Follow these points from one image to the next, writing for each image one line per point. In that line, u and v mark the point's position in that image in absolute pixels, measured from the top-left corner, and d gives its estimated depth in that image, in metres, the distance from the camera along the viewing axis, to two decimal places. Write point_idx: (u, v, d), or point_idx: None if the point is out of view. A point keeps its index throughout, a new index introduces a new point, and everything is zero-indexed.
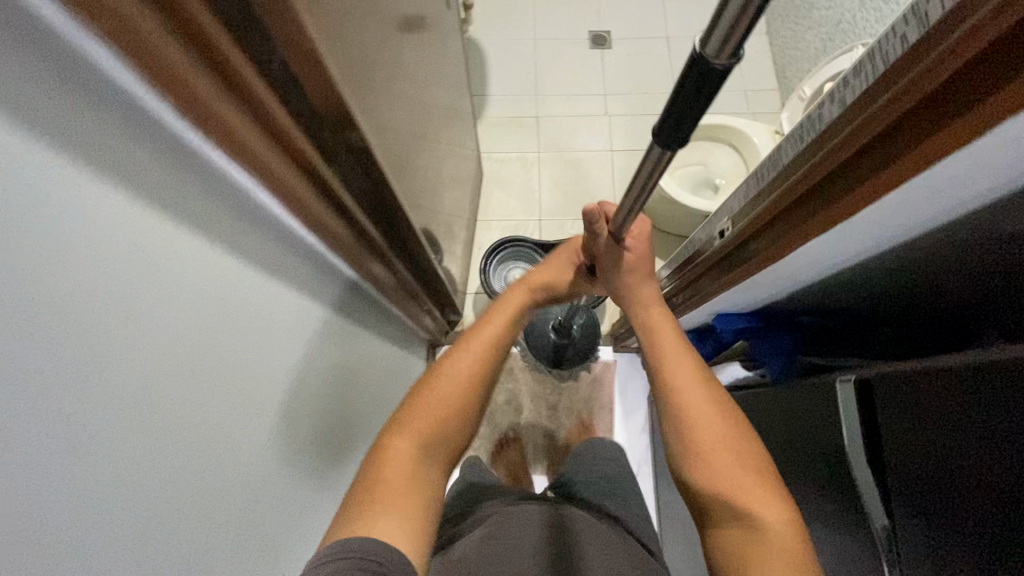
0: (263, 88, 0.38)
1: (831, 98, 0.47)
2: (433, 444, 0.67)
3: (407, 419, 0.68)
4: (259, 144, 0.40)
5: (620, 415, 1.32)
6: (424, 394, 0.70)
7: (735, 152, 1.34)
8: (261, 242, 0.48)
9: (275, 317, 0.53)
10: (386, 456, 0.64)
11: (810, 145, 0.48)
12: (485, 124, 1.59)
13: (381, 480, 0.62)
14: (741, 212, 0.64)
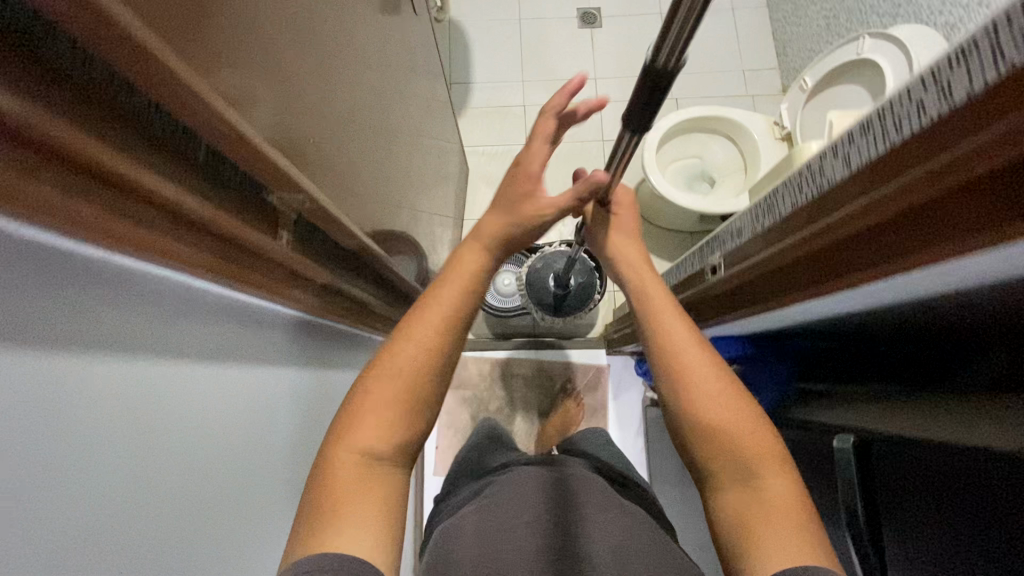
0: (173, 184, 0.32)
1: (835, 151, 0.41)
2: (387, 439, 0.54)
3: (366, 404, 0.55)
4: (194, 246, 0.37)
5: (613, 418, 1.29)
6: (367, 393, 0.55)
7: (731, 143, 1.27)
8: (205, 328, 0.45)
9: (236, 397, 0.49)
10: (331, 466, 0.52)
11: (818, 204, 0.43)
12: (469, 115, 1.51)
13: (330, 492, 0.51)
14: (733, 252, 0.59)
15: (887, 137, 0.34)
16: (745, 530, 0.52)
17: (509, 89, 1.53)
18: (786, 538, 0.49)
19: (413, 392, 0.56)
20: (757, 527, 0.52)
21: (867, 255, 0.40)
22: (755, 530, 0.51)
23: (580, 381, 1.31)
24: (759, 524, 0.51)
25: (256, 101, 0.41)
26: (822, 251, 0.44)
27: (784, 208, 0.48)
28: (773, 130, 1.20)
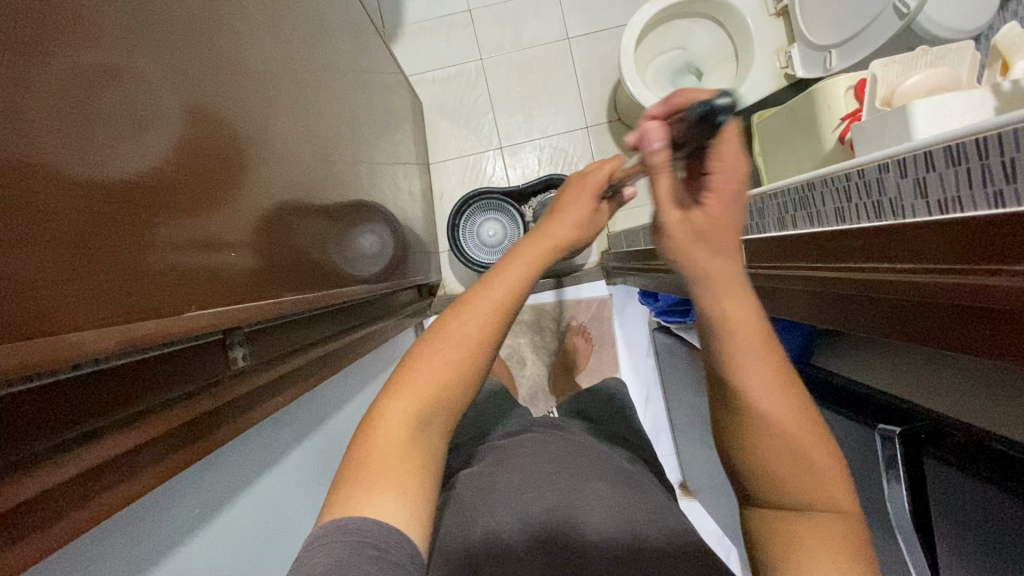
0: (93, 448, 0.28)
1: (901, 163, 0.33)
2: (440, 410, 0.49)
3: (416, 377, 0.49)
4: (166, 454, 0.33)
5: (621, 345, 1.28)
6: (428, 348, 0.51)
7: (717, 26, 1.10)
8: (192, 485, 0.40)
9: (249, 517, 0.47)
10: (380, 420, 0.47)
11: (866, 225, 0.36)
12: (407, 36, 1.29)
13: (371, 451, 0.45)
14: (756, 242, 0.51)
15: (991, 183, 0.26)
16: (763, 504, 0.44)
17: None
18: (818, 538, 0.40)
19: (469, 356, 0.51)
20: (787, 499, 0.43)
21: (879, 326, 0.34)
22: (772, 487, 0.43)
23: (583, 316, 1.28)
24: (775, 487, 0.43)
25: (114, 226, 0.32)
26: (854, 300, 0.36)
27: (827, 214, 0.40)
28: (765, 5, 1.02)
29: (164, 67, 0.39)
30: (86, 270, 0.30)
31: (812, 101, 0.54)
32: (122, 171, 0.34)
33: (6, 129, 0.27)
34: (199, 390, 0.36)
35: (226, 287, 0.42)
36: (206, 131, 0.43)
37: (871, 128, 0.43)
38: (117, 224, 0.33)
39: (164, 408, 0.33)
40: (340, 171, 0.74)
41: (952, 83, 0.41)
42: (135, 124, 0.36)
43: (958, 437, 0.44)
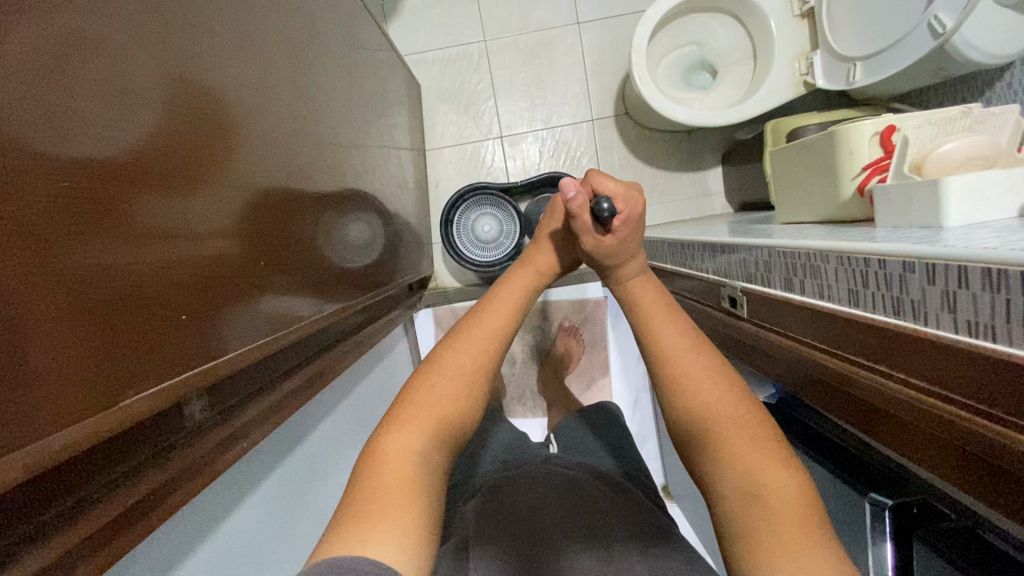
0: (14, 563, 0.26)
1: (926, 268, 0.29)
2: (438, 441, 0.53)
3: (407, 415, 0.53)
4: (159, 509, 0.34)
5: (613, 348, 1.26)
6: (425, 384, 0.56)
7: (737, 22, 1.03)
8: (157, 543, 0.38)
9: (222, 557, 0.45)
10: (382, 455, 0.50)
11: (868, 321, 0.34)
12: (407, 11, 1.21)
13: (374, 485, 0.47)
14: (760, 298, 0.48)
15: None
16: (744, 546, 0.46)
17: None
18: None
19: (464, 389, 0.57)
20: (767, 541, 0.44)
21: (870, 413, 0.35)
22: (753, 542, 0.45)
23: (576, 317, 1.26)
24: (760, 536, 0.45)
25: (84, 267, 0.30)
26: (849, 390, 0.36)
27: (837, 292, 0.37)
28: (790, 5, 0.95)
29: (133, 46, 0.35)
30: (35, 318, 0.27)
31: (833, 144, 0.50)
32: (78, 164, 0.31)
33: None
34: (149, 462, 0.35)
35: (207, 298, 0.40)
36: (182, 115, 0.39)
37: (896, 196, 0.39)
38: (74, 236, 0.30)
39: (107, 494, 0.31)
40: (329, 171, 0.69)
41: (989, 154, 0.37)
42: (103, 112, 0.33)
43: (951, 520, 0.43)
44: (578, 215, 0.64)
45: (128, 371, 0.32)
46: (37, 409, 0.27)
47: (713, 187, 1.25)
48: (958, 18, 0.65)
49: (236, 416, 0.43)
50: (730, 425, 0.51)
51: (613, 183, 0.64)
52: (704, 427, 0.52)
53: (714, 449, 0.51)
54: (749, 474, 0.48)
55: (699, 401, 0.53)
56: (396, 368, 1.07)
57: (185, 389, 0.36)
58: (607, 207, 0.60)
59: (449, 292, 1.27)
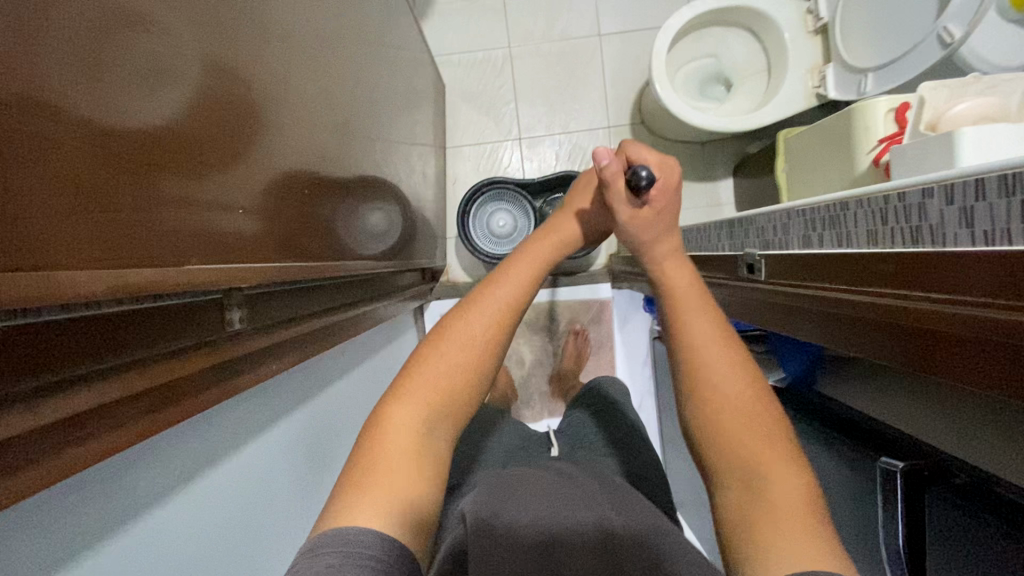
0: (98, 383, 0.27)
1: (942, 191, 0.32)
2: (442, 416, 0.50)
3: (441, 350, 0.53)
4: (204, 390, 0.35)
5: (620, 351, 1.27)
6: (433, 355, 0.53)
7: (753, 38, 1.08)
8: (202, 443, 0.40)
9: (253, 477, 0.46)
10: (387, 428, 0.47)
11: (886, 250, 0.36)
12: (438, 15, 1.27)
13: (377, 462, 0.45)
14: (776, 259, 0.50)
15: None
16: (745, 541, 0.45)
17: None
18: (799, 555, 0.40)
19: (478, 355, 0.54)
20: (767, 528, 0.44)
21: (873, 347, 0.37)
22: (755, 542, 0.44)
23: (585, 318, 1.27)
24: (761, 530, 0.44)
25: (171, 143, 0.33)
26: (856, 325, 0.38)
27: (856, 236, 0.39)
28: (804, 21, 1.00)
29: (179, 16, 0.35)
30: (60, 266, 0.26)
31: (849, 120, 0.53)
32: (112, 125, 0.29)
33: (72, 42, 0.27)
34: (192, 347, 0.35)
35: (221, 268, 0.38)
36: (231, 78, 0.41)
37: (912, 153, 0.42)
38: (118, 185, 0.29)
39: (153, 360, 0.31)
40: (357, 143, 0.72)
41: (1000, 112, 0.40)
42: (142, 76, 0.32)
43: (961, 479, 0.43)
44: (614, 182, 0.69)
45: (189, 261, 0.34)
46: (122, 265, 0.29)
47: (724, 198, 1.28)
48: (967, 27, 0.69)
49: (268, 333, 0.45)
50: (744, 425, 0.51)
51: (649, 152, 0.68)
52: (719, 416, 0.52)
53: (726, 441, 0.51)
54: (758, 469, 0.48)
55: (714, 389, 0.54)
56: (404, 354, 1.08)
57: (238, 281, 0.38)
58: (644, 174, 0.64)
59: (460, 286, 1.28)
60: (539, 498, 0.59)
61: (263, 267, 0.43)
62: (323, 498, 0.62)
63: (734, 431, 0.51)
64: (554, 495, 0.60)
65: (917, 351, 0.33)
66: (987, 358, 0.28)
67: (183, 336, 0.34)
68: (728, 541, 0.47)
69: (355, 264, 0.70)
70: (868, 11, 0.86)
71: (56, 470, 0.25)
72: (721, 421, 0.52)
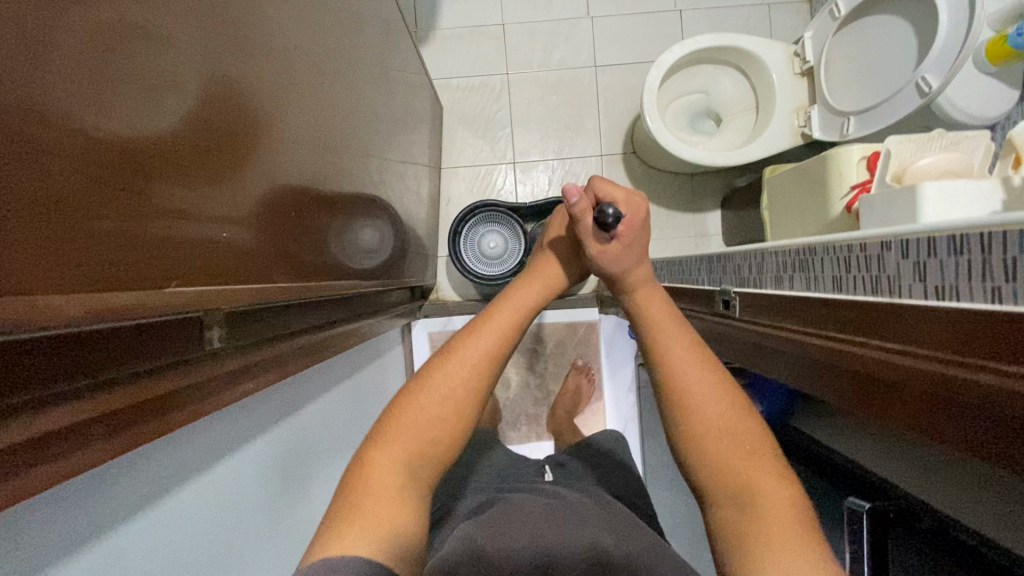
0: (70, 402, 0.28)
1: (899, 246, 0.33)
2: (424, 456, 0.54)
3: (422, 398, 0.57)
4: (183, 408, 0.36)
5: (605, 376, 1.28)
6: (415, 399, 0.57)
7: (742, 76, 1.12)
8: (173, 461, 0.40)
9: (225, 496, 0.46)
10: (370, 469, 0.51)
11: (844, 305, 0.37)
12: (438, 40, 1.29)
13: (361, 497, 0.48)
14: (751, 296, 0.51)
15: (988, 279, 0.27)
16: (743, 559, 0.45)
17: (484, 6, 1.29)
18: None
19: (455, 400, 0.57)
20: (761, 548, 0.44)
21: (837, 393, 0.38)
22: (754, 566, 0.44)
23: (572, 342, 1.27)
24: (760, 550, 0.44)
25: (167, 167, 0.35)
26: (820, 371, 0.39)
27: (823, 281, 0.41)
28: (791, 63, 1.03)
29: (184, 36, 0.36)
30: (51, 282, 0.26)
31: (825, 166, 0.55)
32: (110, 139, 0.30)
33: (80, 70, 0.28)
34: (162, 369, 0.34)
35: (211, 281, 0.39)
36: (234, 106, 0.42)
37: (881, 202, 0.43)
38: (110, 211, 0.30)
39: (124, 382, 0.31)
40: (351, 166, 0.73)
41: (962, 169, 0.42)
42: (146, 95, 0.33)
43: (925, 522, 0.44)
44: (583, 218, 0.72)
45: (178, 282, 0.36)
46: (114, 287, 0.30)
47: (711, 229, 1.30)
48: (944, 78, 0.72)
49: (247, 352, 0.45)
50: (729, 441, 0.52)
51: (614, 188, 0.73)
52: (699, 429, 0.54)
53: (703, 450, 0.53)
54: (738, 467, 0.50)
55: (693, 407, 0.55)
56: (388, 371, 1.08)
57: (220, 302, 0.39)
58: (611, 213, 0.68)
59: (449, 306, 1.29)
60: (518, 524, 0.60)
61: (247, 287, 0.44)
62: (299, 517, 0.61)
63: (714, 469, 0.51)
64: (535, 520, 0.61)
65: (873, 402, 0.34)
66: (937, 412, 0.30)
67: (159, 357, 0.35)
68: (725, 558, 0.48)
69: (343, 282, 0.70)
70: (851, 57, 0.90)
71: (25, 489, 0.25)
72: (705, 438, 0.53)
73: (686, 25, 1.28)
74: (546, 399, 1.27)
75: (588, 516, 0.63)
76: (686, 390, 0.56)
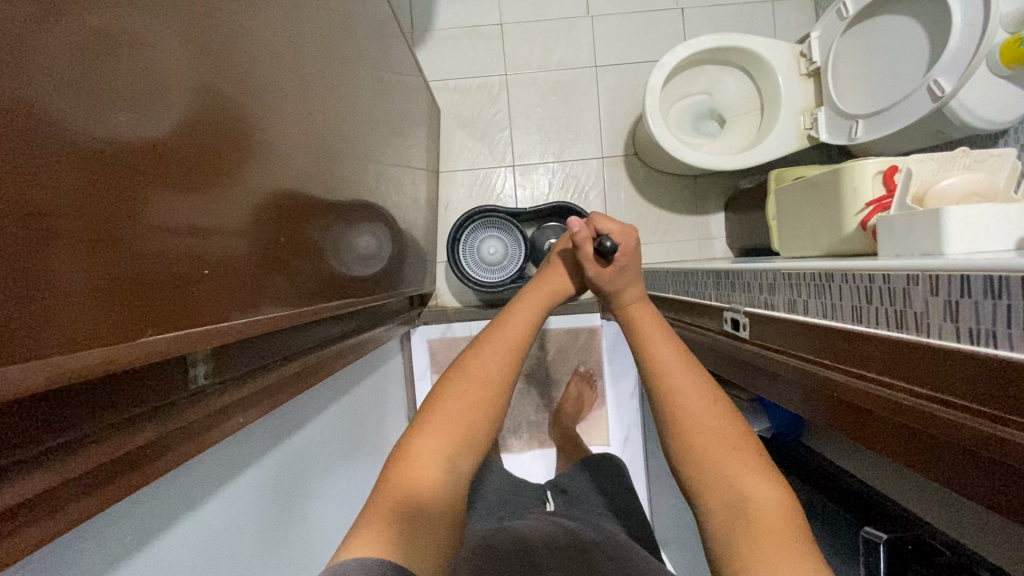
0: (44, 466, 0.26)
1: (927, 281, 0.31)
2: (464, 446, 0.52)
3: (463, 386, 0.56)
4: (167, 460, 0.34)
5: (608, 383, 1.26)
6: (455, 389, 0.55)
7: (746, 76, 1.09)
8: (161, 505, 0.38)
9: (216, 535, 0.44)
10: (411, 459, 0.49)
11: (864, 335, 0.35)
12: (434, 41, 1.27)
13: (402, 489, 0.46)
14: (761, 319, 0.49)
15: None
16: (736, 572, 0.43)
17: (481, 6, 1.26)
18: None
19: (493, 390, 0.57)
20: (750, 551, 0.44)
21: (859, 430, 0.36)
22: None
23: (574, 349, 1.25)
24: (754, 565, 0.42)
25: (154, 197, 0.32)
26: (840, 405, 0.37)
27: (842, 310, 0.39)
28: (797, 63, 1.00)
29: (168, 59, 0.34)
30: (20, 341, 0.24)
31: (837, 181, 0.53)
32: (90, 176, 0.28)
33: (56, 104, 0.26)
34: (144, 417, 0.33)
35: (200, 312, 0.37)
36: (225, 126, 0.40)
37: (899, 225, 0.41)
38: (86, 256, 0.28)
39: (106, 434, 0.30)
40: (345, 178, 0.71)
41: (986, 190, 0.40)
42: (127, 124, 0.31)
43: (945, 557, 0.42)
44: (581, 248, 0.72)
45: (160, 321, 0.33)
46: (86, 336, 0.28)
47: (715, 232, 1.28)
48: (957, 83, 0.69)
49: (237, 385, 0.43)
50: (716, 439, 0.51)
51: (611, 222, 0.71)
52: (695, 449, 0.51)
53: (700, 469, 0.50)
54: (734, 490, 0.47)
55: (690, 426, 0.53)
56: (386, 382, 1.05)
57: (206, 339, 0.37)
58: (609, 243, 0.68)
59: (449, 313, 1.27)
60: (509, 547, 0.58)
61: (234, 320, 0.41)
62: (295, 544, 0.59)
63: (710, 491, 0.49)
64: (530, 548, 0.59)
65: (900, 443, 0.32)
66: (975, 460, 0.28)
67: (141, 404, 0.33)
68: (716, 559, 0.46)
69: (337, 298, 0.68)
70: (861, 59, 0.87)
71: None
72: (700, 450, 0.51)
73: (688, 24, 1.25)
74: (548, 406, 1.25)
75: (587, 543, 0.61)
76: (684, 411, 0.54)
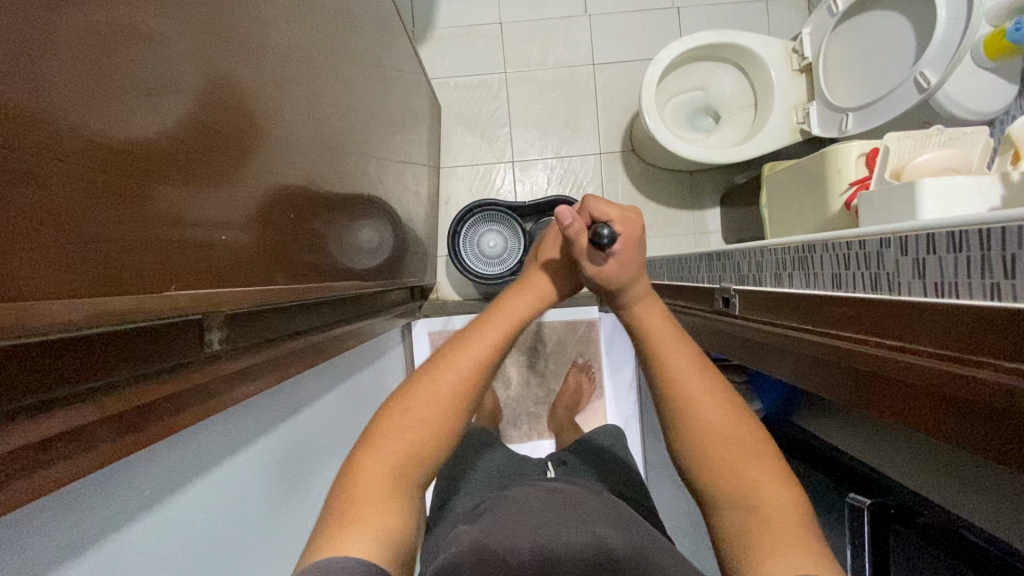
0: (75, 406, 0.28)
1: (898, 243, 0.33)
2: (420, 458, 0.49)
3: (421, 393, 0.52)
4: (184, 415, 0.36)
5: (606, 374, 1.28)
6: (415, 395, 0.51)
7: (740, 72, 1.12)
8: (178, 462, 0.40)
9: (226, 495, 0.46)
10: (358, 476, 0.46)
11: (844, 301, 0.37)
12: (435, 40, 1.29)
13: (353, 496, 0.44)
14: (751, 294, 0.51)
15: (988, 276, 0.27)
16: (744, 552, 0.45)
17: (481, 6, 1.29)
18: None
19: (464, 392, 0.53)
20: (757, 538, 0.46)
21: (838, 389, 0.38)
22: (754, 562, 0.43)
23: (573, 341, 1.27)
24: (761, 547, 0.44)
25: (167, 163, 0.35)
26: (822, 367, 0.39)
27: (822, 277, 0.41)
28: (789, 59, 1.03)
29: (180, 37, 0.36)
30: (44, 284, 0.26)
31: (824, 163, 0.55)
32: (111, 139, 0.30)
33: (77, 68, 0.28)
34: (164, 372, 0.35)
35: (213, 277, 0.39)
36: (233, 103, 0.42)
37: (879, 199, 0.44)
38: (109, 213, 0.30)
39: (131, 383, 0.32)
40: (349, 167, 0.73)
41: (960, 165, 0.43)
42: (144, 93, 0.33)
43: (927, 517, 0.44)
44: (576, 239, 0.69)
45: (176, 281, 0.35)
46: (110, 287, 0.30)
47: (711, 226, 1.30)
48: (942, 74, 0.71)
49: (247, 353, 0.45)
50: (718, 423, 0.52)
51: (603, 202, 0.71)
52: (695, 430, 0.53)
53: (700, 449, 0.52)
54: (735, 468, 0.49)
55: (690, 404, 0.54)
56: (388, 372, 1.07)
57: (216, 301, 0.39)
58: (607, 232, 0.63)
59: (450, 306, 1.29)
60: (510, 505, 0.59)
61: (245, 289, 0.43)
62: (299, 517, 0.61)
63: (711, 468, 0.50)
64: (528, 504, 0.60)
65: (874, 397, 0.34)
66: (939, 404, 0.30)
67: (162, 360, 0.35)
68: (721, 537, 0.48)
69: (342, 282, 0.70)
70: (851, 53, 0.89)
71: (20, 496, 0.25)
72: (704, 432, 0.52)
73: (683, 23, 1.28)
74: (547, 397, 1.27)
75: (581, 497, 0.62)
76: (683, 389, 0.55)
